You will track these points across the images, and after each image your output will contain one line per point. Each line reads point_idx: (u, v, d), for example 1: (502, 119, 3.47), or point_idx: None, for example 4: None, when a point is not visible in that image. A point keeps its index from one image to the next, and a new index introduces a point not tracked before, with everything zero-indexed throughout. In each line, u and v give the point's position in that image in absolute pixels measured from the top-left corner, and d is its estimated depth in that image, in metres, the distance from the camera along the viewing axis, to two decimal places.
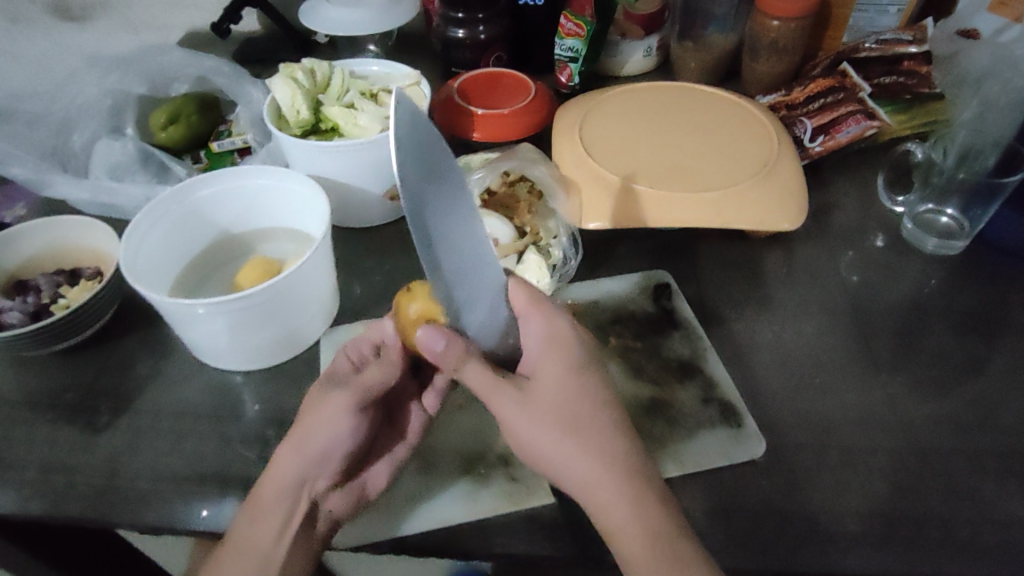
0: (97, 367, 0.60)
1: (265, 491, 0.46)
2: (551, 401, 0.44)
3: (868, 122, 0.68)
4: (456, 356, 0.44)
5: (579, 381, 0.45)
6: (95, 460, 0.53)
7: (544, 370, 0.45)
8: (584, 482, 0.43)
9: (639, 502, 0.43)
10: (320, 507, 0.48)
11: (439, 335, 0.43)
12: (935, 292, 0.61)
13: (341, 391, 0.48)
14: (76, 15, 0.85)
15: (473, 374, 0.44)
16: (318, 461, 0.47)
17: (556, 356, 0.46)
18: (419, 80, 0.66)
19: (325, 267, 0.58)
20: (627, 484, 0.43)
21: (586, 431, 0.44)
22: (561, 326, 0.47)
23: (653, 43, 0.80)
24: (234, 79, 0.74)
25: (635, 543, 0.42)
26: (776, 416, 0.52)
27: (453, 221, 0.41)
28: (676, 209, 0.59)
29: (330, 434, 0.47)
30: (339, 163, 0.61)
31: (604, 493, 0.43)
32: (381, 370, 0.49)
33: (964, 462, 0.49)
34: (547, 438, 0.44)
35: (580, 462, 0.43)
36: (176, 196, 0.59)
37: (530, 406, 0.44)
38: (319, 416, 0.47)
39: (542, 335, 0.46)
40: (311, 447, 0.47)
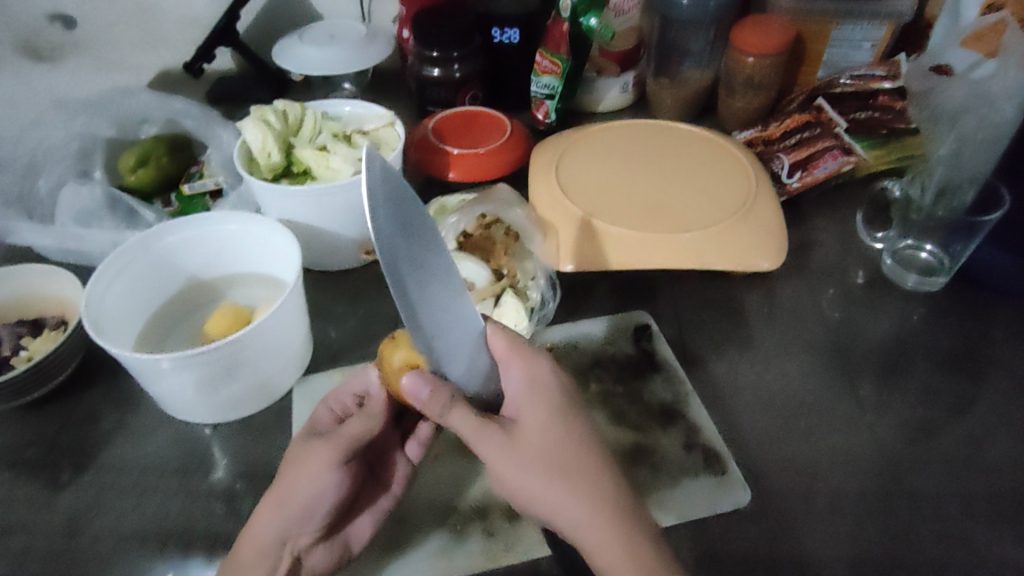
0: (62, 420, 0.58)
1: (245, 552, 0.44)
2: (537, 445, 0.42)
3: (845, 158, 0.68)
4: (440, 402, 0.42)
5: (566, 422, 0.43)
6: (55, 521, 0.52)
7: (528, 414, 0.44)
8: (576, 527, 0.41)
9: (632, 545, 0.40)
10: (304, 565, 0.46)
11: (423, 379, 0.43)
12: (918, 328, 0.60)
13: (323, 444, 0.46)
14: (45, 55, 0.84)
15: (460, 420, 0.43)
16: (299, 519, 0.45)
17: (541, 397, 0.44)
18: (393, 121, 0.65)
19: (298, 315, 0.57)
20: (620, 527, 0.40)
21: (574, 473, 0.42)
22: (541, 366, 0.45)
23: (629, 80, 0.79)
24: (203, 122, 0.73)
25: None
26: (759, 462, 0.51)
27: (428, 268, 0.41)
28: (657, 250, 0.58)
29: (312, 489, 0.45)
30: (313, 207, 0.60)
31: (597, 537, 0.40)
32: (363, 421, 0.48)
33: (956, 506, 0.48)
34: (535, 483, 0.42)
35: (570, 506, 0.41)
36: (143, 244, 0.57)
37: (515, 450, 0.42)
38: (300, 471, 0.45)
39: (525, 378, 0.45)
40: (292, 504, 0.45)
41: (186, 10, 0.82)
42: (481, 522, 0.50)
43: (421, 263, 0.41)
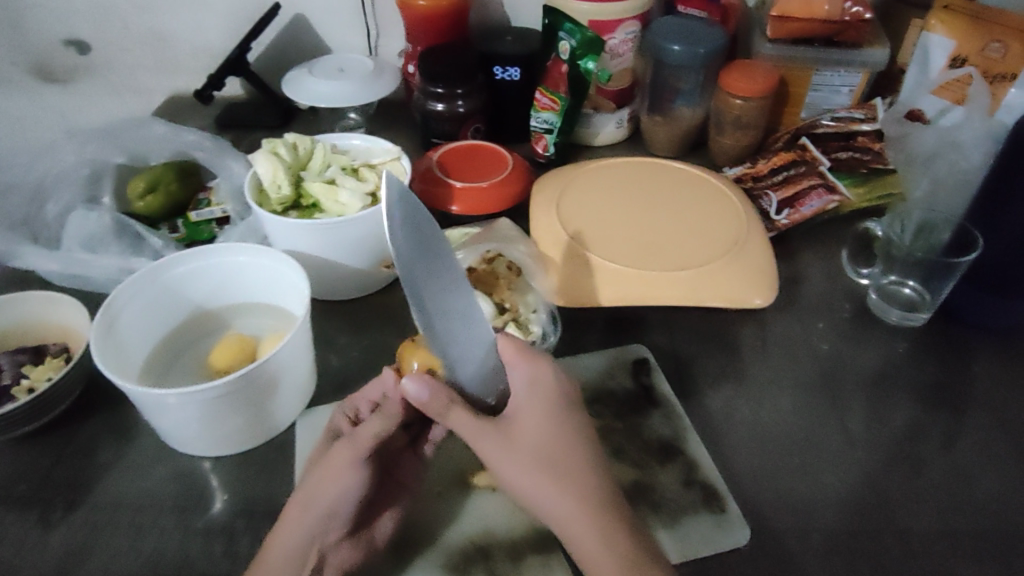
0: (57, 453, 0.58)
1: (268, 561, 0.45)
2: (531, 444, 0.44)
3: (830, 197, 0.71)
4: (440, 402, 0.45)
5: (561, 420, 0.45)
6: (51, 556, 0.52)
7: (523, 416, 0.45)
8: (560, 520, 0.42)
9: (610, 537, 0.41)
10: (330, 560, 0.49)
11: (424, 384, 0.45)
12: (904, 363, 0.63)
13: (343, 445, 0.48)
14: (58, 77, 0.87)
15: (458, 421, 0.45)
16: (326, 519, 0.47)
17: (540, 396, 0.46)
18: (400, 155, 0.67)
19: (304, 349, 0.58)
20: (602, 521, 0.41)
21: (561, 468, 0.43)
22: (543, 370, 0.47)
23: (625, 116, 0.82)
24: (215, 153, 0.74)
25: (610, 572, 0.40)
26: (756, 499, 0.53)
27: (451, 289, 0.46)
28: (652, 286, 0.60)
29: (335, 490, 0.47)
30: (321, 241, 0.61)
31: (577, 528, 0.41)
32: (382, 421, 0.49)
33: (944, 545, 0.51)
34: (524, 476, 0.43)
35: (554, 499, 0.42)
36: (151, 273, 0.58)
37: (510, 447, 0.44)
38: (324, 474, 0.48)
39: (526, 380, 0.46)
40: (317, 504, 0.47)
41: (196, 38, 0.83)
42: (485, 561, 0.51)
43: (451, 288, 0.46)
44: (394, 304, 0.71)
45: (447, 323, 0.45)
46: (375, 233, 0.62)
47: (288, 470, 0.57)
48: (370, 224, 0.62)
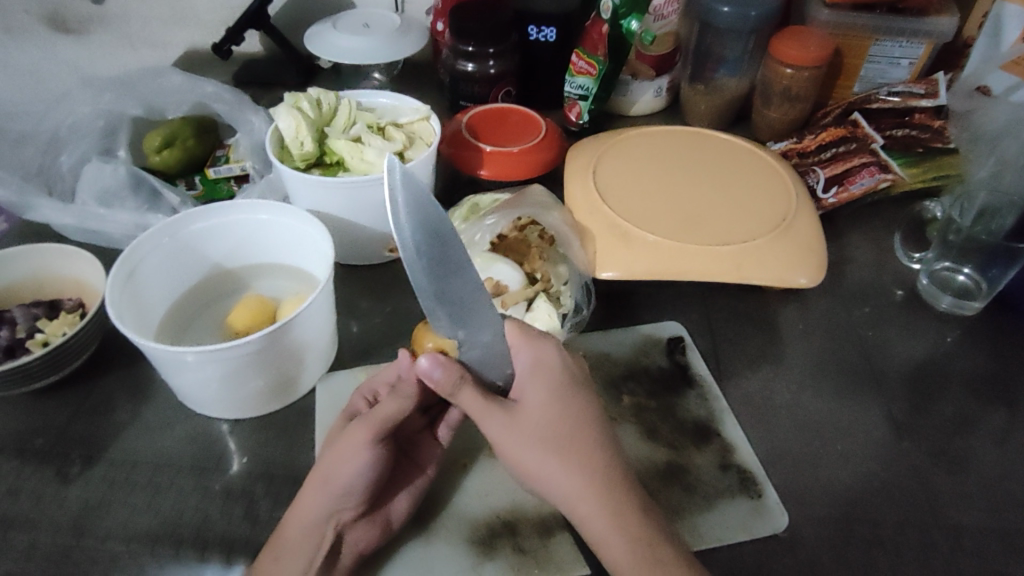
0: (73, 409, 0.57)
1: (291, 533, 0.45)
2: (536, 425, 0.43)
3: (882, 175, 0.67)
4: (452, 379, 0.42)
5: (567, 401, 0.44)
6: (66, 513, 0.50)
7: (528, 396, 0.44)
8: (569, 500, 0.42)
9: (619, 518, 0.41)
10: (346, 541, 0.47)
11: (437, 361, 0.42)
12: (952, 351, 0.60)
13: (358, 423, 0.45)
14: (73, 27, 0.84)
15: (468, 401, 0.43)
16: (343, 498, 0.45)
17: (545, 379, 0.44)
18: (429, 115, 0.64)
19: (326, 311, 0.55)
20: (612, 501, 0.41)
21: (571, 451, 0.42)
22: (549, 353, 0.45)
23: (663, 84, 0.78)
24: (235, 106, 0.70)
25: (618, 549, 0.41)
26: (795, 487, 0.51)
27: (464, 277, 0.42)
28: (690, 262, 0.57)
29: (350, 469, 0.45)
30: (346, 201, 0.59)
31: (586, 509, 0.41)
32: (397, 402, 0.45)
33: (994, 543, 0.48)
34: (532, 459, 0.42)
35: (563, 479, 0.42)
36: (168, 229, 0.55)
37: (518, 430, 0.42)
38: (339, 452, 0.45)
39: (531, 363, 0.44)
40: (335, 483, 0.45)
41: None
42: (510, 537, 0.49)
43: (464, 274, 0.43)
44: None
45: (453, 312, 0.42)
46: None
47: (308, 435, 0.55)
48: None
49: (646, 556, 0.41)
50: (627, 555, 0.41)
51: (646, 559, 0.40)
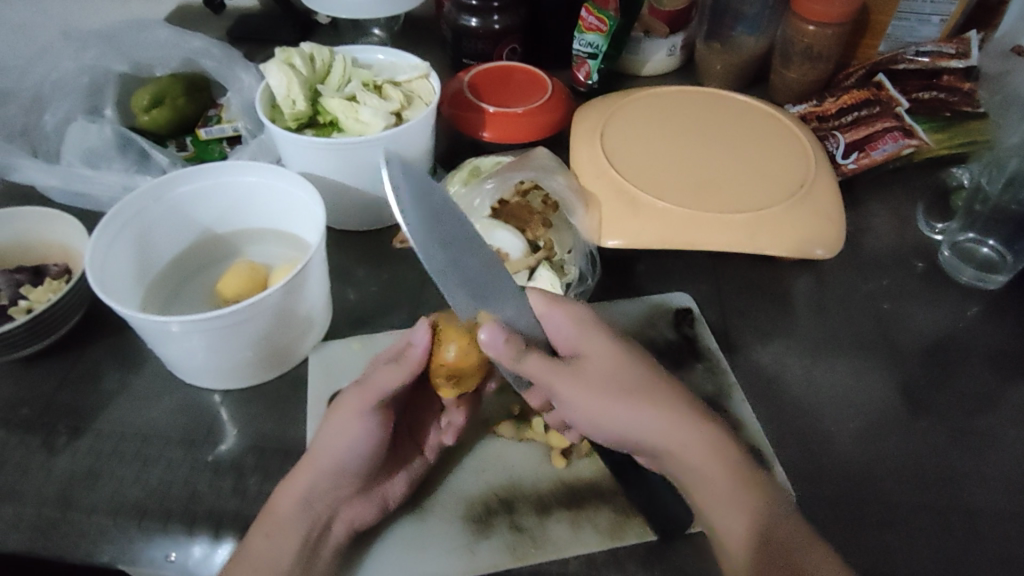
0: (61, 376, 0.55)
1: (283, 512, 0.42)
2: (605, 375, 0.42)
3: (906, 141, 0.63)
4: (517, 349, 0.39)
5: (621, 345, 0.44)
6: (49, 484, 0.48)
7: (587, 351, 0.43)
8: (660, 437, 0.41)
9: (707, 440, 0.42)
10: (342, 517, 0.45)
11: (499, 328, 0.38)
12: (972, 325, 0.57)
13: (350, 393, 0.44)
14: None
15: (534, 365, 0.40)
16: (337, 476, 0.43)
17: (593, 329, 0.44)
18: (429, 73, 0.61)
19: (321, 276, 0.53)
20: (698, 426, 0.42)
21: (644, 387, 0.42)
22: (580, 309, 0.45)
23: (678, 42, 0.75)
24: (225, 63, 0.67)
25: (719, 479, 0.41)
26: (807, 467, 0.49)
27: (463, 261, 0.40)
28: (705, 230, 0.54)
29: (345, 444, 0.43)
30: (340, 163, 0.56)
31: (679, 437, 0.41)
32: (394, 373, 0.43)
33: (1012, 527, 0.46)
34: (616, 407, 0.41)
35: (650, 422, 0.41)
36: (153, 192, 0.52)
37: (594, 381, 0.41)
38: (333, 425, 0.43)
39: (572, 319, 0.44)
40: (327, 462, 0.43)
41: None
42: (506, 515, 0.47)
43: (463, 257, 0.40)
44: None
45: (460, 275, 0.39)
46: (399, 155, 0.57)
47: (301, 407, 0.53)
48: (393, 146, 0.56)
49: (737, 477, 0.41)
50: (728, 477, 0.41)
51: (738, 480, 0.41)
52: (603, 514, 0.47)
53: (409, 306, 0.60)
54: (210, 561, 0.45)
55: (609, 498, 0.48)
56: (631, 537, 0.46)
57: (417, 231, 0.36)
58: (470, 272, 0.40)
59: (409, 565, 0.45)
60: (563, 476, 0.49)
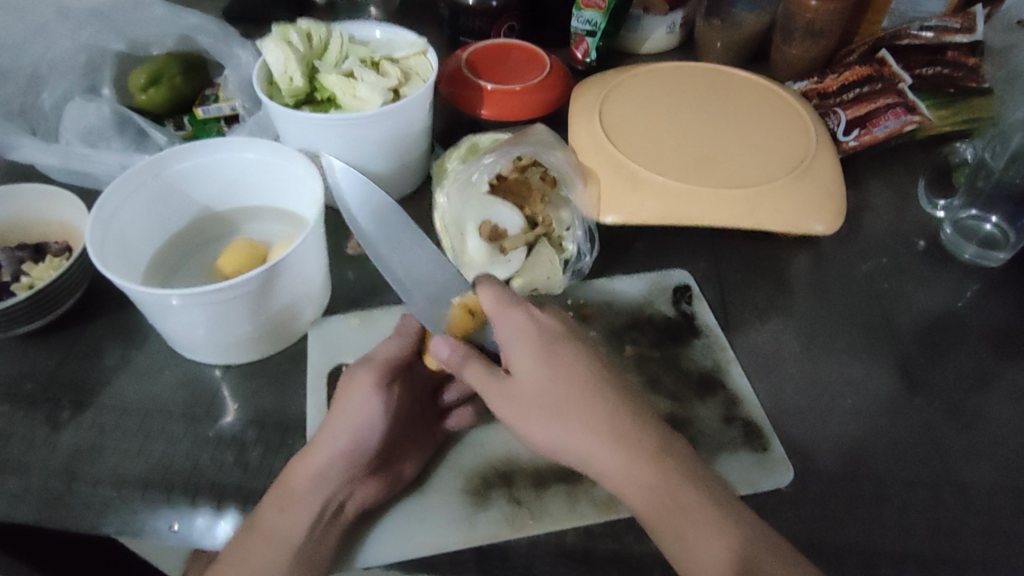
0: (63, 353, 0.55)
1: (297, 488, 0.42)
2: (529, 394, 0.40)
3: (908, 117, 0.62)
4: (459, 356, 0.42)
5: (557, 355, 0.41)
6: (52, 458, 0.49)
7: (515, 365, 0.41)
8: (586, 457, 0.39)
9: (634, 465, 0.38)
10: (353, 500, 0.44)
11: (445, 340, 0.42)
12: (972, 303, 0.57)
13: (365, 371, 0.45)
14: None
15: (471, 376, 0.42)
16: (354, 456, 0.43)
17: (526, 340, 0.41)
18: (427, 49, 0.60)
19: (319, 250, 0.52)
20: (630, 452, 0.38)
21: (570, 407, 0.39)
22: (523, 316, 0.42)
23: (677, 19, 0.74)
24: (220, 40, 0.67)
25: (647, 504, 0.38)
26: (804, 443, 0.49)
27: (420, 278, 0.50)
28: (697, 206, 0.54)
29: (363, 419, 0.43)
30: (338, 139, 0.56)
31: (602, 461, 0.39)
32: (398, 343, 0.47)
33: (1009, 502, 0.46)
34: (540, 428, 0.40)
35: (576, 443, 0.39)
36: (153, 167, 0.52)
37: (513, 399, 0.41)
38: (348, 402, 0.44)
39: (508, 331, 0.42)
40: (344, 436, 0.43)
41: None
42: (503, 489, 0.48)
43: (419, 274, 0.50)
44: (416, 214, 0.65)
45: (419, 283, 0.50)
46: (397, 129, 0.57)
47: (300, 382, 0.54)
48: (391, 121, 0.56)
49: (667, 503, 0.38)
50: (658, 505, 0.38)
51: (668, 507, 0.38)
52: (600, 488, 0.47)
53: None
54: (212, 533, 0.46)
55: None
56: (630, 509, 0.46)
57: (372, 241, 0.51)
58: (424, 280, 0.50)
59: (409, 536, 0.45)
60: None
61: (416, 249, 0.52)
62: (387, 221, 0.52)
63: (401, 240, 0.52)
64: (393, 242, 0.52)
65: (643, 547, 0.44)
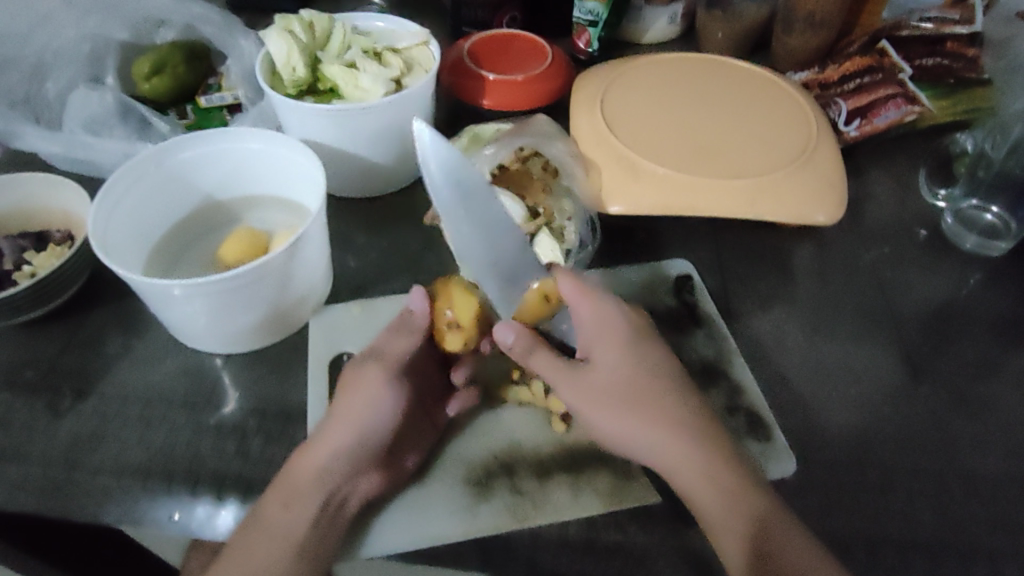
0: (63, 342, 0.55)
1: (300, 477, 0.42)
2: (610, 383, 0.44)
3: (909, 107, 0.63)
4: (524, 346, 0.45)
5: (638, 350, 0.45)
6: (54, 447, 0.49)
7: (599, 355, 0.45)
8: (653, 449, 0.43)
9: (705, 459, 0.42)
10: (353, 491, 0.44)
11: (508, 328, 0.45)
12: (974, 293, 0.57)
13: (373, 364, 0.45)
14: None
15: (541, 363, 0.45)
16: (358, 447, 0.43)
17: (613, 333, 0.45)
18: (428, 40, 0.61)
19: (321, 241, 0.53)
20: (698, 444, 0.43)
21: (649, 402, 0.43)
22: (611, 310, 0.46)
23: (678, 9, 0.74)
24: (223, 30, 0.66)
25: (709, 498, 0.41)
26: (805, 432, 0.49)
27: (494, 250, 0.47)
28: (700, 197, 0.54)
29: (370, 412, 0.43)
30: (340, 130, 0.56)
31: (671, 453, 0.42)
32: (408, 338, 0.47)
33: (1011, 491, 0.46)
34: (616, 414, 0.44)
35: (647, 433, 0.43)
36: (155, 157, 0.52)
37: (591, 386, 0.44)
38: (353, 395, 0.44)
39: (595, 323, 0.45)
40: (350, 429, 0.43)
41: None
42: (506, 480, 0.48)
43: (494, 245, 0.47)
44: (417, 203, 0.65)
45: (491, 254, 0.47)
46: (399, 119, 0.57)
47: (301, 372, 0.54)
48: (393, 112, 0.56)
49: (727, 499, 0.41)
50: (721, 502, 0.41)
51: (728, 504, 0.41)
52: (603, 479, 0.48)
53: (409, 273, 0.60)
54: (212, 522, 0.46)
55: (609, 461, 0.49)
56: (632, 501, 0.46)
57: (444, 198, 0.45)
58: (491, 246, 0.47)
59: (411, 526, 0.46)
60: (563, 441, 0.50)
61: (490, 214, 0.47)
62: (467, 181, 0.46)
63: (478, 201, 0.47)
64: (467, 202, 0.46)
65: (645, 538, 0.45)
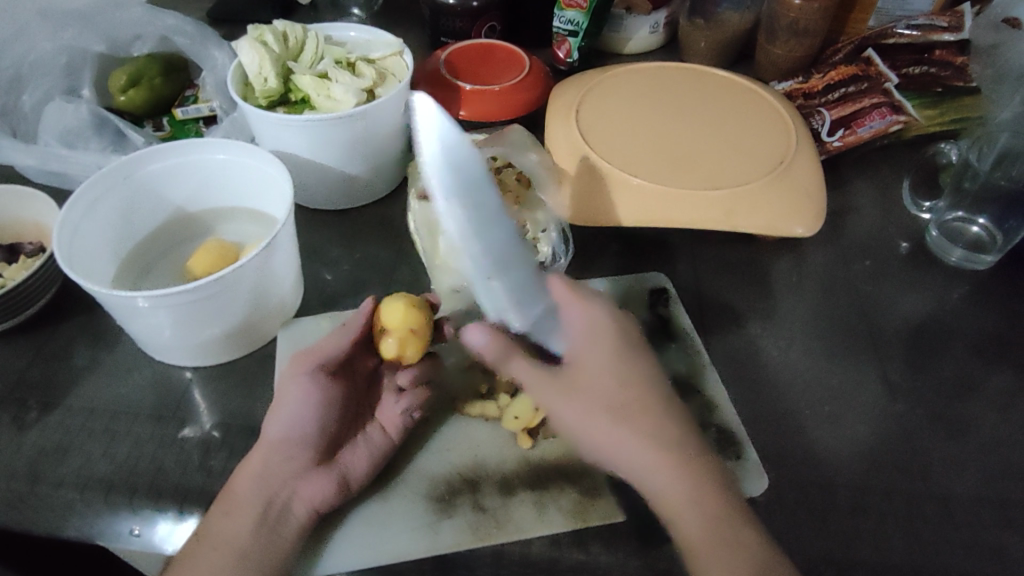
0: (32, 354, 0.55)
1: (242, 486, 0.42)
2: (593, 390, 0.42)
3: (894, 117, 0.61)
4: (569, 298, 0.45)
5: (624, 363, 0.43)
6: (15, 459, 0.48)
7: (582, 361, 0.43)
8: (635, 467, 0.41)
9: (682, 480, 0.40)
10: (298, 495, 0.43)
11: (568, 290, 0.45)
12: (958, 308, 0.56)
13: (298, 359, 0.48)
14: None
15: (522, 368, 0.44)
16: (286, 445, 0.44)
17: (597, 340, 0.44)
18: (402, 50, 0.60)
19: (289, 252, 0.52)
20: (682, 466, 0.41)
21: (631, 414, 0.42)
22: (599, 315, 0.44)
23: (660, 19, 0.74)
24: (197, 40, 0.67)
25: (692, 521, 0.39)
26: (778, 449, 0.48)
27: (491, 250, 0.43)
28: (672, 209, 0.53)
29: (294, 409, 0.45)
30: (311, 141, 0.55)
31: (651, 474, 0.41)
32: (338, 335, 0.49)
33: (989, 513, 0.44)
34: (600, 426, 0.42)
35: (627, 447, 0.41)
36: (124, 168, 0.52)
37: (574, 396, 0.43)
38: (282, 395, 0.46)
39: (582, 329, 0.44)
40: (274, 423, 0.45)
41: None
42: (469, 495, 0.47)
43: (491, 247, 0.43)
44: (392, 215, 0.65)
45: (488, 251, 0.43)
46: (371, 130, 0.56)
47: (268, 385, 0.53)
48: (365, 123, 0.55)
49: (710, 526, 0.39)
50: (702, 529, 0.39)
51: (711, 533, 0.39)
52: (568, 496, 0.46)
53: (381, 285, 0.60)
54: (171, 537, 0.45)
55: (575, 480, 0.47)
56: (595, 519, 0.45)
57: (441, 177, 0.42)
58: (484, 245, 0.43)
59: (370, 542, 0.45)
60: (529, 457, 0.49)
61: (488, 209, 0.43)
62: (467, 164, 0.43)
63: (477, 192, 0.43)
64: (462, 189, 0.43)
65: (609, 557, 0.43)
